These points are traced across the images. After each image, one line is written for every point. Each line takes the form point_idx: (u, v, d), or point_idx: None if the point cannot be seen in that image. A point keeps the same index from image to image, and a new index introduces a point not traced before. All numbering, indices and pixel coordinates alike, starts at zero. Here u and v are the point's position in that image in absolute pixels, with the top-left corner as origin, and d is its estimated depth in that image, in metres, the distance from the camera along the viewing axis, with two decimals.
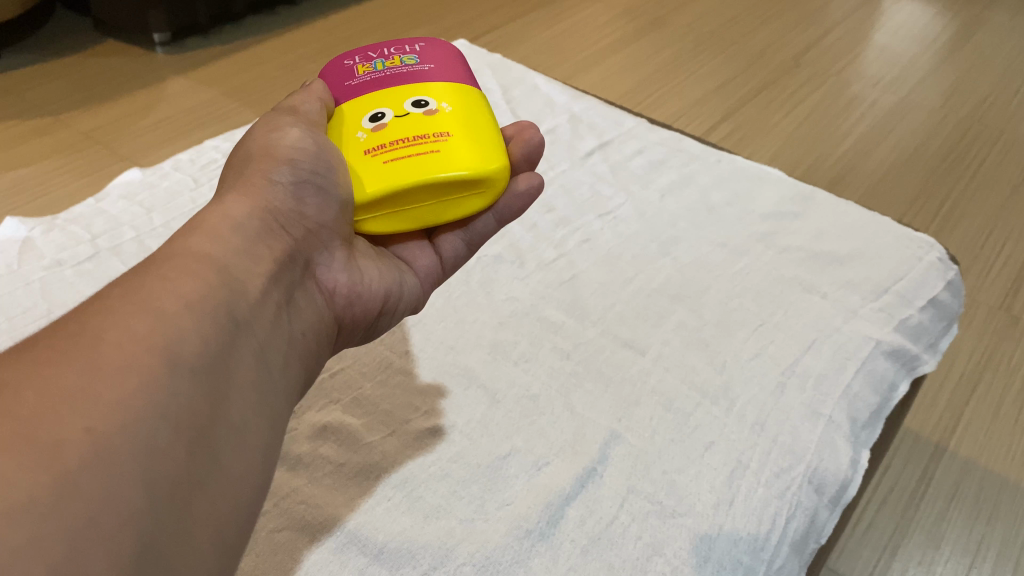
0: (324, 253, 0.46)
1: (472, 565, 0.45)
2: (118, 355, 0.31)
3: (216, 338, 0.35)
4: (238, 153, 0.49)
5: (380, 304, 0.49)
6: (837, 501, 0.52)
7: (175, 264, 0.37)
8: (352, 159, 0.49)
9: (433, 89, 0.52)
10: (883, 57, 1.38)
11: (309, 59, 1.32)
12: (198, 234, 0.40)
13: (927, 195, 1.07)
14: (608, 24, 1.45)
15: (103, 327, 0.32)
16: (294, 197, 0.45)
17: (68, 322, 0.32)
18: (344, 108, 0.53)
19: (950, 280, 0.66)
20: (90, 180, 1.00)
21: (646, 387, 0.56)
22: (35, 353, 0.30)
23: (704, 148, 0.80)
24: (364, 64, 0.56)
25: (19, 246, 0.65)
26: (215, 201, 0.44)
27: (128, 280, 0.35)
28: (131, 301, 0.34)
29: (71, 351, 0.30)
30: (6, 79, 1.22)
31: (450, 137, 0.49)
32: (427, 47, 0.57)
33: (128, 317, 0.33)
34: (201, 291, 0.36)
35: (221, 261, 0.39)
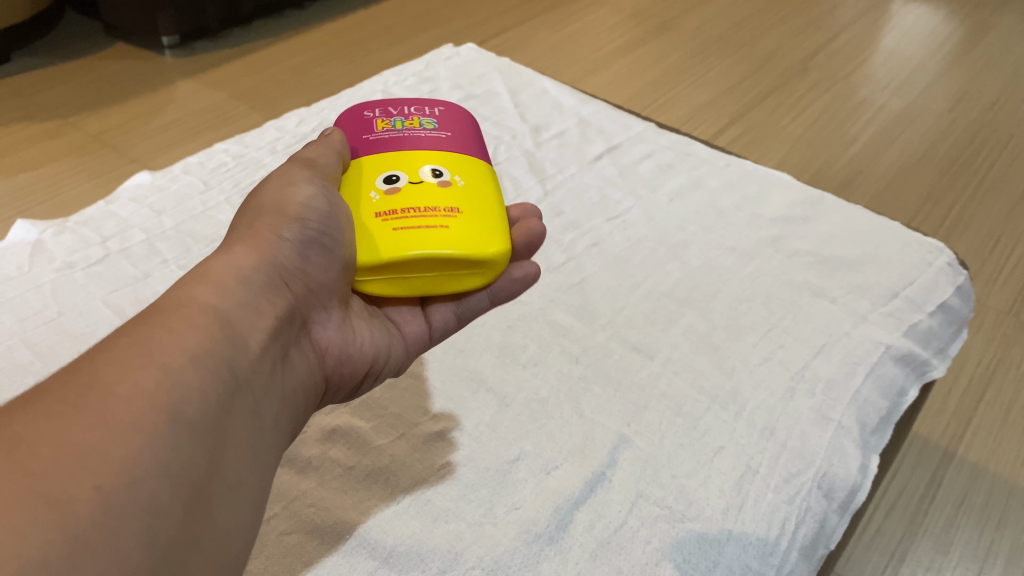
0: (320, 311, 0.46)
1: (481, 569, 0.45)
2: (127, 411, 0.31)
3: (217, 393, 0.35)
4: (249, 201, 0.48)
5: (367, 365, 0.48)
6: (846, 506, 0.52)
7: (181, 314, 0.37)
8: (363, 221, 0.48)
9: (447, 161, 0.52)
10: (890, 61, 1.38)
11: (318, 62, 1.32)
12: (203, 283, 0.40)
13: (936, 199, 1.06)
14: (615, 28, 1.45)
15: (113, 379, 0.32)
16: (299, 254, 0.45)
17: (75, 369, 0.32)
18: (361, 162, 0.53)
19: (959, 285, 0.66)
20: (99, 182, 1.01)
21: (655, 391, 0.56)
22: (40, 403, 0.30)
23: (712, 152, 0.81)
24: (384, 120, 0.56)
25: (29, 247, 0.65)
26: (222, 249, 0.44)
27: (135, 330, 0.35)
28: (139, 353, 0.33)
29: (78, 403, 0.30)
30: (14, 82, 1.22)
31: (458, 213, 0.48)
32: (446, 112, 0.57)
33: (135, 369, 0.32)
34: (207, 345, 0.36)
35: (224, 313, 0.39)
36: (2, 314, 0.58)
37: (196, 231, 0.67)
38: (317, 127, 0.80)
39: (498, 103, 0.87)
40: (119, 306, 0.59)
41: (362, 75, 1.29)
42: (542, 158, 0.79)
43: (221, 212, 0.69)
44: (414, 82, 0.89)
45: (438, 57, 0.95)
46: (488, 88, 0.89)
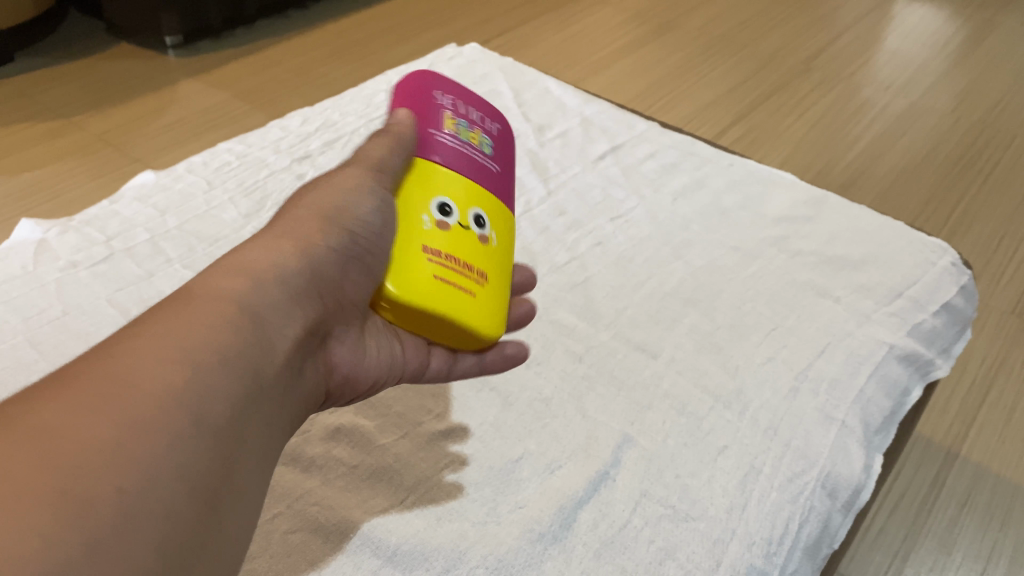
0: (341, 327, 0.44)
1: (484, 568, 0.45)
2: (151, 413, 0.31)
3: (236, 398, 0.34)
4: (297, 195, 0.46)
5: (371, 383, 0.46)
6: (849, 506, 0.52)
7: (211, 311, 0.36)
8: (405, 247, 0.44)
9: (491, 207, 0.49)
10: (893, 61, 1.38)
11: (320, 62, 1.32)
12: (239, 278, 0.39)
13: (939, 200, 1.06)
14: (618, 28, 1.45)
15: (140, 377, 0.32)
16: (340, 267, 0.43)
17: (104, 359, 0.32)
18: (419, 164, 0.48)
19: (963, 286, 0.66)
20: (103, 182, 1.01)
21: (658, 391, 0.56)
22: (68, 393, 0.30)
23: (716, 152, 0.81)
24: (451, 116, 0.50)
25: (34, 246, 0.65)
26: (263, 242, 0.41)
27: (170, 322, 0.35)
28: (167, 352, 0.33)
29: (104, 398, 0.30)
30: (18, 81, 1.23)
31: (486, 282, 0.46)
32: (502, 133, 0.53)
33: (165, 366, 0.32)
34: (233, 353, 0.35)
35: (256, 313, 0.38)
36: (6, 313, 0.58)
37: (200, 230, 0.67)
38: (321, 127, 0.80)
39: (500, 102, 0.86)
40: (123, 305, 0.59)
41: (365, 75, 1.29)
42: (546, 158, 0.79)
43: (225, 212, 0.69)
44: None
45: (442, 56, 0.95)
46: (491, 87, 0.89)
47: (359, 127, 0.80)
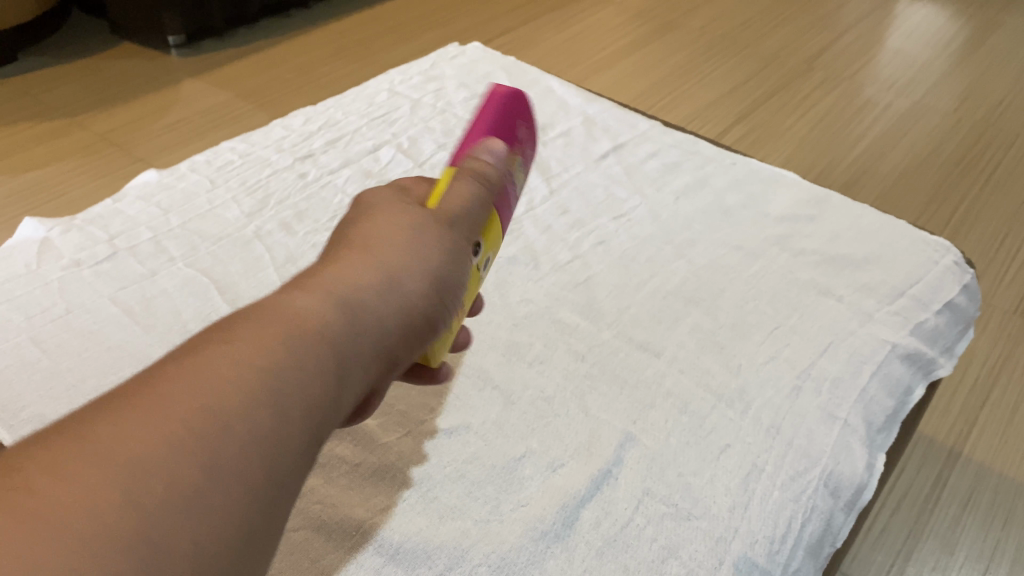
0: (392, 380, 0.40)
1: (487, 566, 0.45)
2: (236, 463, 0.28)
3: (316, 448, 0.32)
4: (396, 210, 0.42)
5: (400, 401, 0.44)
6: (853, 505, 0.52)
7: (311, 340, 0.33)
8: None
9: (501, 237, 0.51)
10: (896, 60, 1.38)
11: (323, 61, 1.32)
12: (337, 307, 0.35)
13: (942, 199, 1.06)
14: (620, 27, 1.45)
15: (234, 413, 0.29)
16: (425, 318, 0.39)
17: (203, 377, 0.29)
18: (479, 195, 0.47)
19: (965, 284, 0.66)
20: (105, 181, 1.01)
21: (660, 390, 0.56)
22: (160, 412, 0.28)
23: (718, 151, 0.81)
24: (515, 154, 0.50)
25: (37, 245, 0.65)
26: (358, 269, 0.38)
27: (269, 348, 0.32)
28: (264, 387, 0.30)
29: (193, 436, 0.28)
30: (21, 81, 1.23)
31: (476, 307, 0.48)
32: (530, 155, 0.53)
33: (257, 407, 0.30)
34: (325, 397, 0.32)
35: (351, 348, 0.34)
36: (10, 311, 0.58)
37: (202, 229, 0.67)
38: (323, 126, 0.80)
39: None
40: (127, 304, 0.59)
41: (367, 74, 1.29)
42: (548, 157, 0.79)
43: (227, 210, 0.69)
44: (419, 81, 0.89)
45: (444, 56, 0.95)
46: (494, 87, 0.89)
47: (362, 126, 0.81)
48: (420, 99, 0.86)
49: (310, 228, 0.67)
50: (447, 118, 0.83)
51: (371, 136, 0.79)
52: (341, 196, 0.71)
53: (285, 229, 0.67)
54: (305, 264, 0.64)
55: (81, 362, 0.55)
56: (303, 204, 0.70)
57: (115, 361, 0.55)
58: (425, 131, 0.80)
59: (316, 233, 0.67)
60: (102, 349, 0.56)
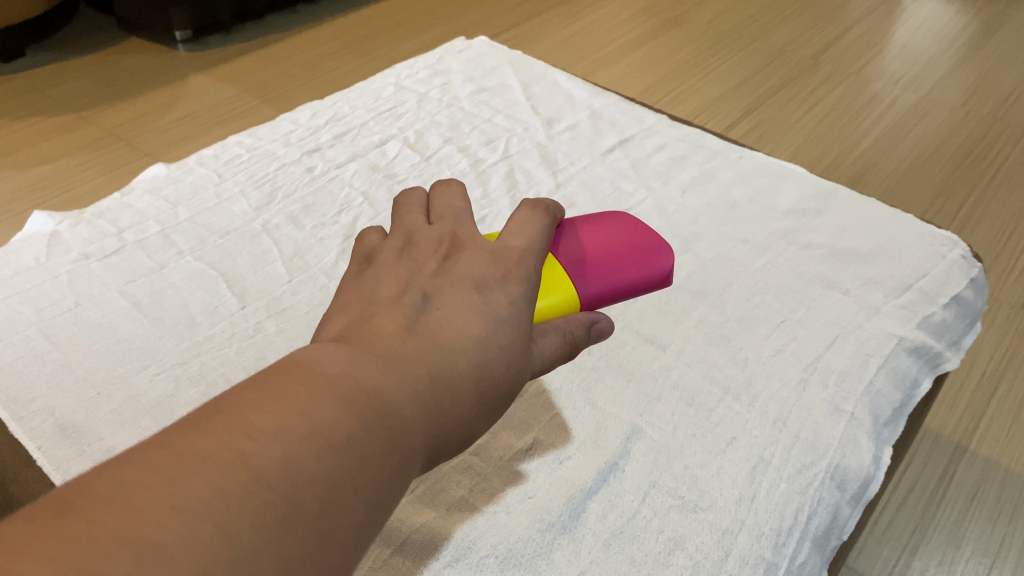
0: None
1: (495, 557, 0.46)
2: (300, 528, 0.27)
3: (373, 516, 0.31)
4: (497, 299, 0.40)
5: None
6: (859, 498, 0.52)
7: (371, 401, 0.32)
8: None
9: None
10: (903, 55, 1.37)
11: (329, 56, 1.32)
12: (415, 393, 0.34)
13: (949, 193, 1.06)
14: (627, 22, 1.45)
15: (303, 477, 0.28)
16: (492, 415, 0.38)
17: (270, 432, 0.29)
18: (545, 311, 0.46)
19: (973, 278, 0.66)
20: (113, 176, 1.02)
21: (667, 383, 0.56)
22: (225, 464, 0.27)
23: (725, 145, 0.81)
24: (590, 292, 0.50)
25: (46, 238, 0.65)
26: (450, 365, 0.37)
27: (358, 425, 0.31)
28: (330, 450, 0.29)
29: (284, 517, 0.27)
30: (29, 76, 1.23)
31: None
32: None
33: (341, 495, 0.29)
34: (388, 459, 0.31)
35: (415, 405, 0.34)
36: (20, 304, 0.59)
37: (210, 223, 0.67)
38: (330, 120, 0.81)
39: (510, 95, 0.86)
40: (135, 297, 0.60)
41: (373, 70, 1.29)
42: (555, 150, 0.79)
43: (235, 204, 0.69)
44: (426, 75, 0.89)
45: (450, 50, 0.95)
46: (500, 81, 0.89)
47: (368, 121, 0.81)
48: (427, 94, 0.86)
49: (317, 222, 0.68)
50: (454, 113, 0.83)
51: (377, 130, 0.79)
52: (348, 189, 0.71)
53: (292, 223, 0.67)
54: (312, 257, 0.64)
55: (91, 354, 0.55)
56: (310, 197, 0.70)
57: (124, 354, 0.55)
58: (431, 125, 0.81)
59: (323, 227, 0.67)
60: (112, 342, 0.56)
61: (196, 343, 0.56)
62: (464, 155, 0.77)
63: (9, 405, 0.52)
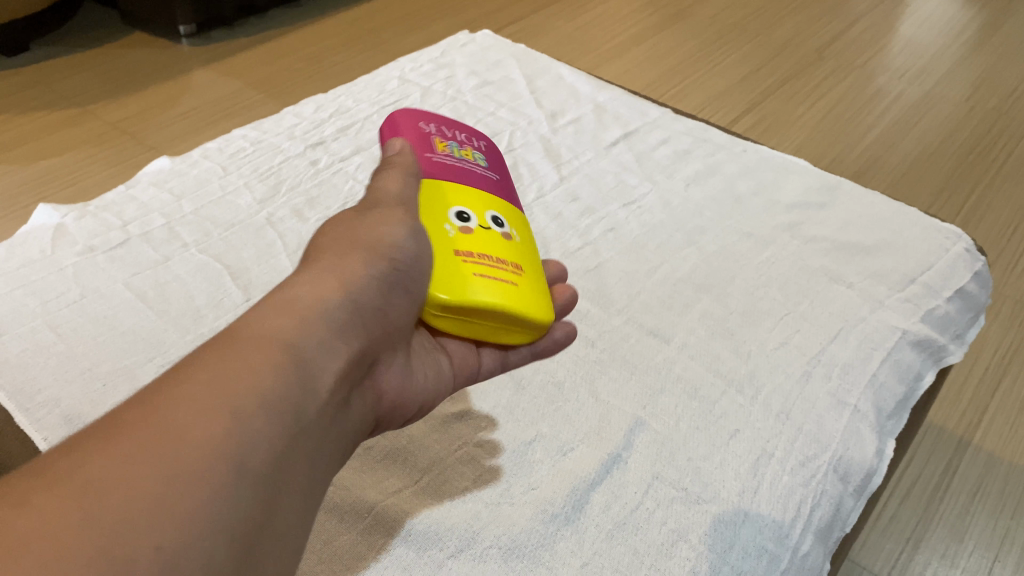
0: (387, 352, 0.42)
1: (498, 547, 0.46)
2: (177, 457, 0.29)
3: (261, 425, 0.32)
4: (333, 233, 0.44)
5: (420, 406, 0.45)
6: (862, 490, 0.52)
7: (257, 375, 0.33)
8: (440, 256, 0.45)
9: (501, 206, 0.51)
10: (908, 49, 1.37)
11: (333, 50, 1.32)
12: (278, 311, 0.37)
13: (953, 188, 1.06)
14: (630, 16, 1.44)
15: (157, 416, 0.31)
16: (382, 295, 0.41)
17: (147, 406, 0.31)
18: (430, 194, 0.49)
19: (977, 272, 0.66)
20: (117, 170, 1.02)
21: (671, 375, 0.56)
22: (100, 463, 0.29)
23: (729, 139, 0.81)
24: (440, 141, 0.54)
25: (52, 230, 0.65)
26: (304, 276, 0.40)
27: (216, 360, 0.33)
28: (182, 389, 0.32)
29: (146, 450, 0.29)
30: (34, 71, 1.23)
31: (525, 272, 0.47)
32: (490, 150, 0.56)
33: (208, 412, 0.31)
34: (260, 375, 0.34)
35: (301, 355, 0.36)
36: (26, 296, 0.59)
37: (215, 216, 0.67)
38: (334, 114, 0.81)
39: (514, 88, 0.86)
40: (140, 289, 0.60)
41: (377, 64, 1.29)
42: (558, 144, 0.79)
43: (240, 197, 0.69)
44: (430, 69, 0.89)
45: (454, 43, 0.95)
46: (504, 74, 0.89)
47: (372, 114, 0.81)
48: (431, 87, 0.86)
49: (322, 215, 0.68)
50: (458, 106, 0.83)
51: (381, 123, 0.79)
52: (353, 182, 0.71)
53: (297, 216, 0.67)
54: None
55: (97, 346, 0.55)
56: (314, 190, 0.70)
57: (130, 346, 0.55)
58: None
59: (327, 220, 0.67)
60: (117, 333, 0.56)
61: (201, 336, 0.56)
62: None
63: (16, 396, 0.52)
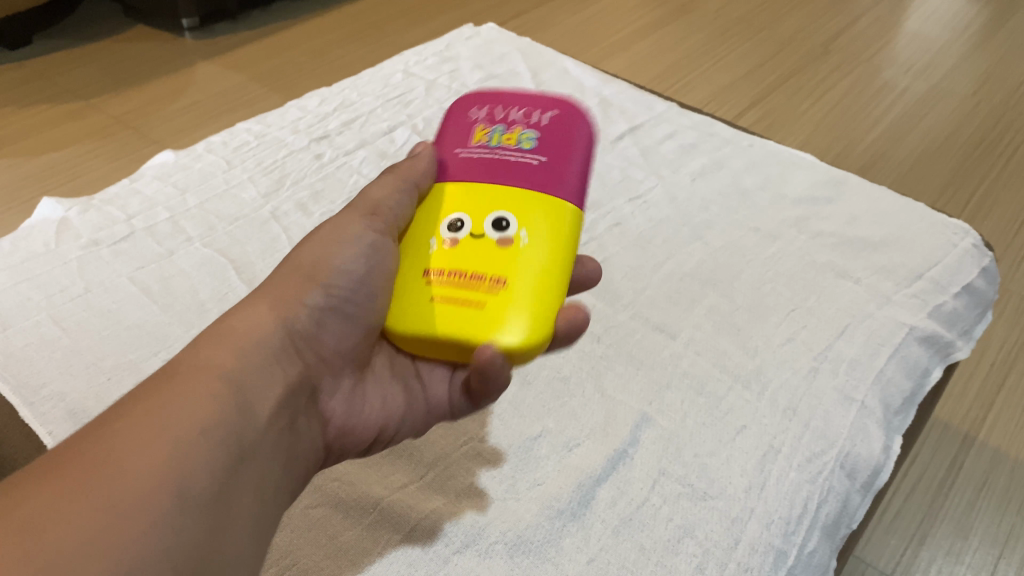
0: (330, 379, 0.43)
1: (503, 543, 0.46)
2: (111, 490, 0.30)
3: (201, 451, 0.33)
4: (288, 256, 0.44)
5: (375, 435, 0.44)
6: (869, 486, 0.52)
7: (195, 405, 0.34)
8: (411, 279, 0.43)
9: (519, 201, 0.43)
10: (914, 43, 1.36)
11: (336, 44, 1.32)
12: (215, 340, 0.38)
13: (959, 183, 1.05)
14: (635, 10, 1.44)
15: (91, 453, 0.31)
16: (317, 323, 0.42)
17: (82, 445, 0.32)
18: (435, 200, 0.45)
19: (984, 267, 0.66)
20: (121, 164, 1.02)
21: (677, 370, 0.56)
22: (38, 501, 0.29)
23: (736, 133, 0.80)
24: (485, 126, 0.48)
25: (56, 224, 0.65)
26: (242, 305, 0.41)
27: (152, 393, 0.34)
28: (117, 424, 0.33)
29: (81, 486, 0.30)
30: (38, 64, 1.23)
31: (508, 288, 0.41)
32: (553, 123, 0.47)
33: (144, 444, 0.32)
34: (197, 404, 0.34)
35: (238, 382, 0.37)
36: (30, 289, 0.58)
37: (219, 210, 0.67)
38: (339, 107, 0.80)
39: (520, 82, 0.86)
40: (144, 283, 0.60)
41: (381, 57, 1.28)
42: None
43: (245, 191, 0.69)
44: (434, 62, 0.89)
45: (459, 37, 0.94)
46: (509, 68, 0.88)
47: (377, 107, 0.80)
48: (435, 81, 0.85)
49: (326, 209, 0.68)
50: None
51: (386, 117, 0.79)
52: (357, 177, 0.71)
53: (301, 210, 0.67)
54: None
55: (102, 340, 0.55)
56: (319, 184, 0.70)
57: (134, 340, 0.55)
58: (440, 113, 0.80)
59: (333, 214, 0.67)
60: (122, 328, 0.56)
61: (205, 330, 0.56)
62: None
63: (20, 390, 0.52)
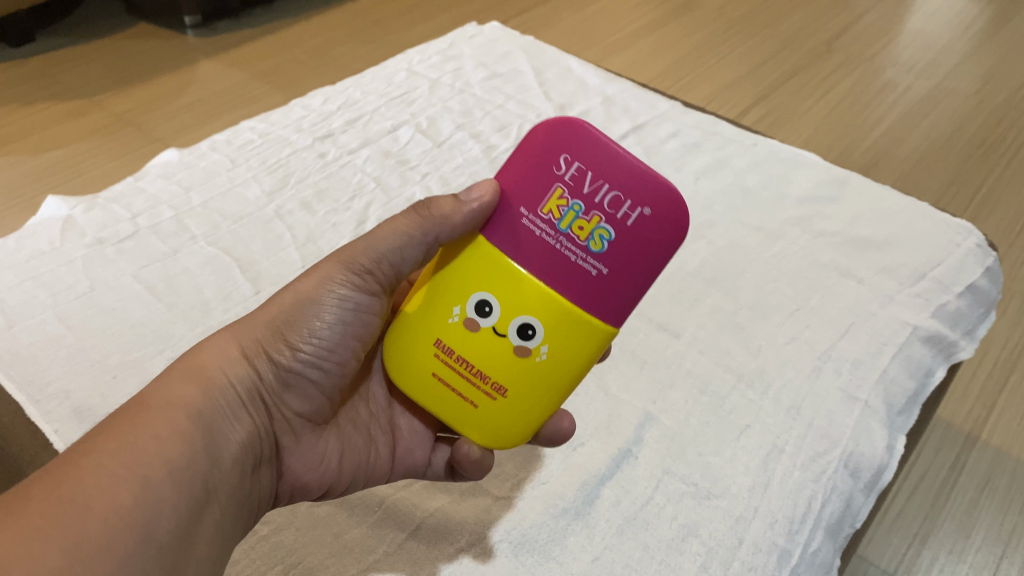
0: (290, 436, 0.43)
1: (508, 542, 0.46)
2: (83, 529, 0.30)
3: (169, 494, 0.34)
4: (272, 296, 0.43)
5: (324, 490, 0.45)
6: (873, 485, 0.52)
7: (166, 444, 0.35)
8: (421, 341, 0.42)
9: (555, 319, 0.39)
10: (917, 41, 1.36)
11: (338, 42, 1.32)
12: (184, 378, 0.39)
13: (962, 182, 1.05)
14: (638, 8, 1.44)
15: (61, 488, 0.31)
16: (282, 383, 0.42)
17: (50, 478, 0.32)
18: (470, 256, 0.41)
19: (988, 267, 0.66)
20: (124, 161, 1.02)
21: (680, 370, 0.56)
22: (7, 533, 0.29)
23: (739, 132, 0.80)
24: (563, 194, 0.39)
25: (60, 222, 0.65)
26: (211, 344, 0.41)
27: (122, 427, 0.35)
28: (87, 459, 0.33)
29: (52, 522, 0.30)
30: (40, 61, 1.23)
31: (507, 397, 0.41)
32: (641, 227, 0.39)
33: (116, 480, 0.32)
34: (168, 445, 0.35)
35: (204, 422, 0.37)
36: (35, 288, 0.58)
37: (223, 208, 0.67)
38: (342, 106, 0.80)
39: (523, 81, 0.86)
40: (149, 282, 0.60)
41: (383, 55, 1.28)
42: None
43: (249, 189, 0.69)
44: (437, 61, 0.89)
45: (462, 35, 0.94)
46: (512, 67, 0.88)
47: (380, 106, 0.80)
48: (439, 79, 0.85)
49: (330, 208, 0.68)
50: (466, 99, 0.82)
51: (390, 116, 0.79)
52: (360, 175, 0.71)
53: (305, 209, 0.67)
54: (326, 244, 0.64)
55: (107, 339, 0.55)
56: (323, 182, 0.70)
57: (138, 338, 0.56)
58: (443, 111, 0.80)
59: (336, 213, 0.67)
60: (127, 326, 0.56)
61: (210, 329, 0.57)
62: (476, 141, 0.77)
63: (26, 388, 0.52)
